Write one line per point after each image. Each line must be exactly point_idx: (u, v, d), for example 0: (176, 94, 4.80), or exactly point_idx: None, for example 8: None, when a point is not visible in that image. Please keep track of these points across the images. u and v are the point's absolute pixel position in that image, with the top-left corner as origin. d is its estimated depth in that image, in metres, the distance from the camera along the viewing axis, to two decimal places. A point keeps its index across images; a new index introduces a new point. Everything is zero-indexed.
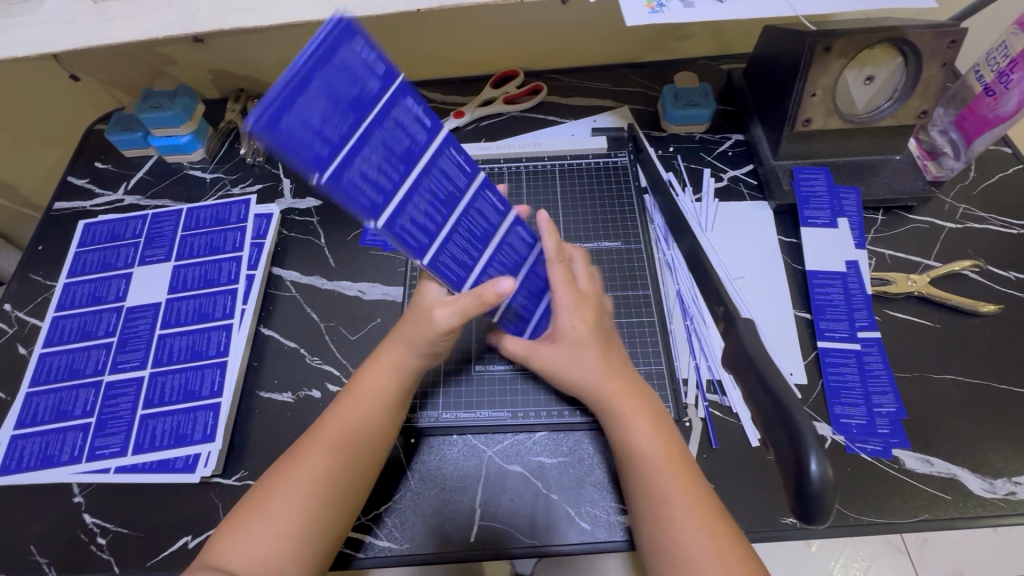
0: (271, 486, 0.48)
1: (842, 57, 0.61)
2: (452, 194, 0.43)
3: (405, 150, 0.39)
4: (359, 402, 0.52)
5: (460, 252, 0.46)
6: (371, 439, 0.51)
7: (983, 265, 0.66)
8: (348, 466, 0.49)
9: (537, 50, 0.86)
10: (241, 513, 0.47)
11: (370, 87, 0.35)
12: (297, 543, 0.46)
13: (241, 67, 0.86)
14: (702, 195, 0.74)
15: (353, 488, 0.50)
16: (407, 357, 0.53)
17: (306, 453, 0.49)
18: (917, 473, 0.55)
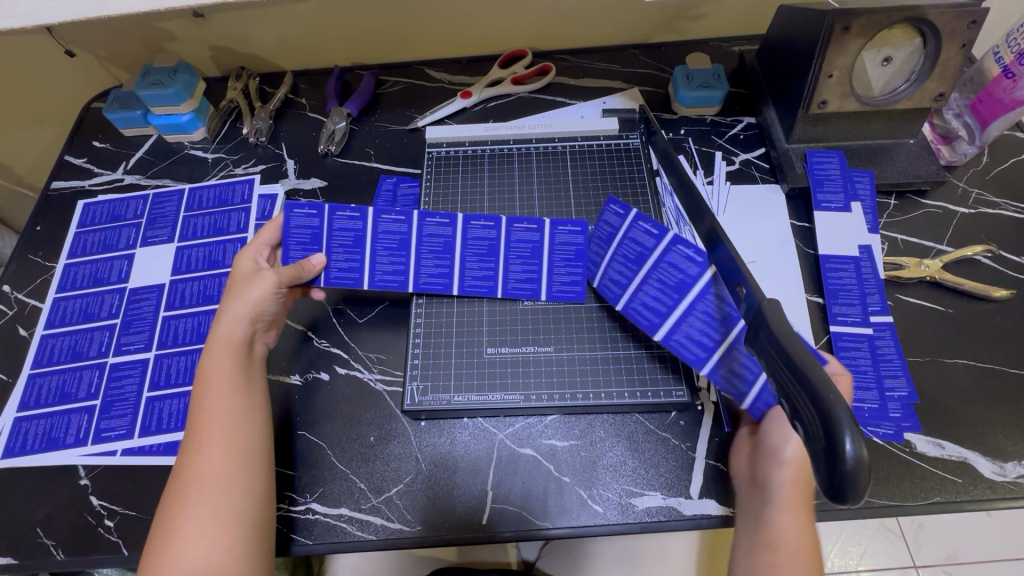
0: (173, 506, 0.46)
1: (860, 37, 0.60)
2: (355, 236, 0.60)
3: (311, 234, 0.60)
4: (206, 398, 0.51)
5: (389, 266, 0.61)
6: (242, 419, 0.50)
7: (995, 250, 0.66)
8: (236, 453, 0.48)
9: (547, 30, 0.85)
10: (154, 558, 0.44)
11: (292, 220, 0.60)
12: (219, 534, 0.45)
13: (242, 44, 0.84)
14: (714, 179, 0.73)
15: (256, 468, 0.49)
16: (235, 328, 0.55)
17: (192, 466, 0.47)
18: (928, 456, 0.55)
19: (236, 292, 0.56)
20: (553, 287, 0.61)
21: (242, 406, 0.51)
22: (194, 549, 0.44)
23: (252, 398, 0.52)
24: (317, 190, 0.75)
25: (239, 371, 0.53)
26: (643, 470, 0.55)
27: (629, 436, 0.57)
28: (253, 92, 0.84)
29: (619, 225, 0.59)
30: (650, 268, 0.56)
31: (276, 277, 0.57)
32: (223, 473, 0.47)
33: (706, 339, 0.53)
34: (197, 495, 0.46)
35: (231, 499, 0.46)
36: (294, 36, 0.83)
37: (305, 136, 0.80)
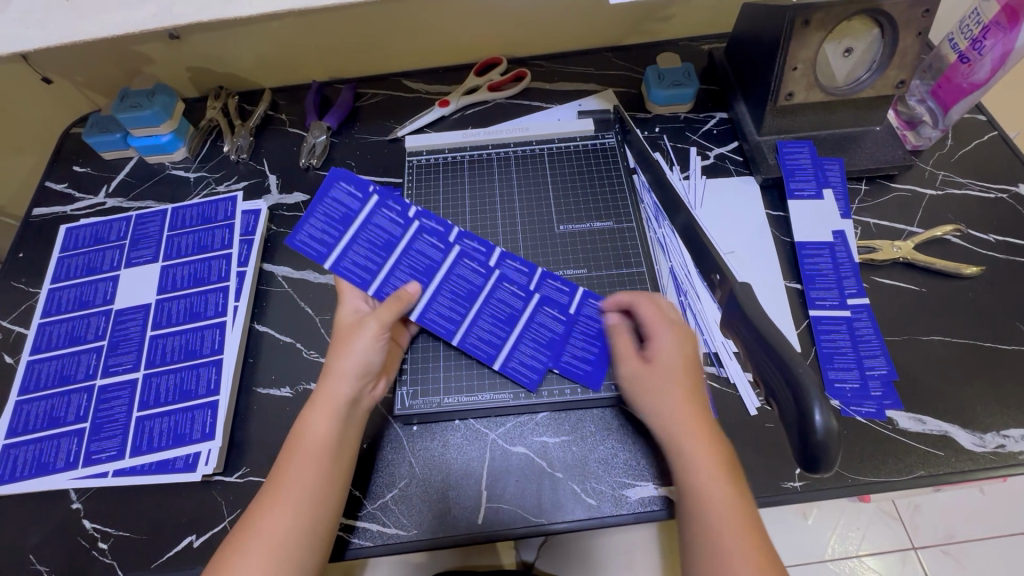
0: (228, 561, 0.45)
1: (821, 30, 0.62)
2: (469, 288, 0.62)
3: (339, 215, 0.62)
4: (292, 459, 0.49)
5: (445, 310, 0.61)
6: (320, 490, 0.48)
7: (964, 229, 0.68)
8: (304, 527, 0.46)
9: (521, 37, 0.86)
10: None
11: (432, 256, 0.63)
12: None
13: (219, 63, 0.85)
14: (690, 173, 0.74)
15: (318, 542, 0.47)
16: (340, 388, 0.52)
17: (260, 527, 0.46)
18: (909, 431, 0.56)
19: (341, 340, 0.55)
20: (511, 361, 0.59)
21: (326, 475, 0.49)
22: None
23: (336, 468, 0.50)
24: (300, 204, 0.76)
25: (332, 436, 0.50)
26: (634, 462, 0.56)
27: (618, 429, 0.57)
28: (232, 110, 0.85)
29: (440, 261, 0.63)
30: (480, 304, 0.62)
31: (382, 325, 0.55)
32: (289, 544, 0.45)
33: (535, 361, 0.59)
34: (251, 559, 0.44)
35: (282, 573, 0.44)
36: (272, 53, 0.85)
37: (286, 151, 0.81)
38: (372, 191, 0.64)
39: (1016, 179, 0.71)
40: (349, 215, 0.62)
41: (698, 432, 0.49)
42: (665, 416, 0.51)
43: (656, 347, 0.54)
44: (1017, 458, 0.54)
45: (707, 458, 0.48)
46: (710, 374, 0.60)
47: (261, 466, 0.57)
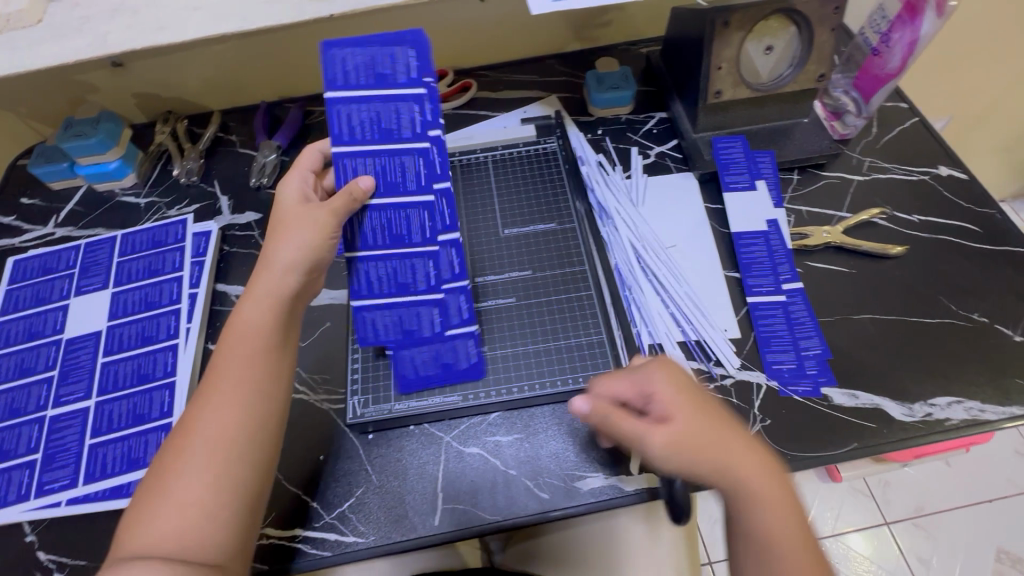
0: (170, 466, 0.45)
1: (740, 29, 0.66)
2: (400, 234, 0.56)
3: (371, 62, 0.51)
4: (228, 349, 0.49)
5: (378, 223, 0.55)
6: (267, 391, 0.49)
7: (890, 211, 0.71)
8: (246, 424, 0.47)
9: (465, 49, 0.89)
10: (140, 512, 0.43)
11: (406, 178, 0.54)
12: (207, 512, 0.43)
13: (166, 88, 0.85)
14: (632, 172, 0.77)
15: (262, 443, 0.47)
16: (285, 279, 0.51)
17: (196, 416, 0.47)
18: (843, 406, 0.59)
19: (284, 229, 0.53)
20: (361, 314, 0.59)
21: (261, 366, 0.49)
22: (179, 519, 0.42)
23: (280, 365, 0.51)
24: (252, 223, 0.77)
25: (272, 325, 0.50)
26: (585, 454, 0.57)
27: (569, 424, 0.59)
28: (181, 134, 0.85)
29: (414, 190, 0.54)
30: (397, 251, 0.56)
31: (330, 217, 0.52)
32: (227, 432, 0.46)
33: (382, 332, 0.59)
34: (196, 453, 0.45)
35: (229, 473, 0.45)
36: (219, 76, 0.85)
37: (237, 172, 0.82)
38: (429, 81, 0.53)
39: (936, 162, 0.75)
40: (386, 73, 0.52)
41: (751, 472, 0.43)
42: (735, 479, 0.43)
43: (723, 448, 0.43)
44: (944, 425, 0.57)
45: (779, 522, 0.42)
46: None
47: None
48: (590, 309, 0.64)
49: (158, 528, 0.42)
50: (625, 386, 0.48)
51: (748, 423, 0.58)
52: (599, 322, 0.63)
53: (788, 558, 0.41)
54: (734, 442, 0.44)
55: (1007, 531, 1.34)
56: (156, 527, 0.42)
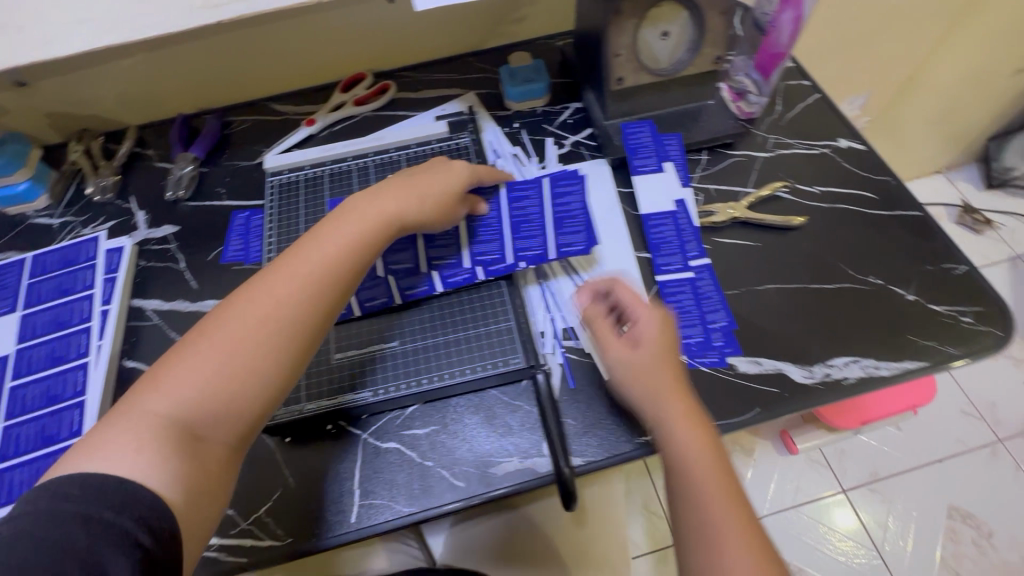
0: (221, 321, 0.49)
1: (633, 18, 0.68)
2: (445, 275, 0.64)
3: (569, 210, 0.66)
4: (325, 249, 0.54)
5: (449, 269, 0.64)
6: (315, 296, 0.52)
7: (792, 184, 0.74)
8: (287, 326, 0.50)
9: (382, 52, 0.89)
10: (181, 354, 0.48)
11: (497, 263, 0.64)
12: (232, 383, 0.47)
13: (78, 106, 0.84)
14: (547, 163, 0.78)
15: (297, 345, 0.50)
16: (368, 215, 0.57)
17: (272, 292, 0.51)
18: (748, 373, 0.60)
19: (434, 190, 0.62)
20: None
21: (344, 284, 0.54)
22: (206, 379, 0.47)
23: (339, 283, 0.54)
24: (170, 236, 0.76)
25: (367, 246, 0.56)
26: (499, 440, 0.58)
27: (484, 412, 0.60)
28: (96, 152, 0.84)
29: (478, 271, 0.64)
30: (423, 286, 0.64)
31: (420, 198, 0.61)
32: (295, 332, 0.50)
33: None
34: (236, 326, 0.49)
35: (259, 357, 0.48)
36: (133, 91, 0.85)
37: (154, 186, 0.81)
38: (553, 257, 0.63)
39: (836, 135, 0.78)
40: (565, 223, 0.65)
41: (705, 447, 0.49)
42: (681, 445, 0.50)
43: (665, 388, 0.53)
44: (842, 384, 0.59)
45: (725, 495, 0.47)
46: (569, 348, 0.63)
47: None
48: (501, 297, 0.64)
49: (186, 378, 0.46)
50: (628, 301, 0.58)
51: None
52: (509, 309, 0.63)
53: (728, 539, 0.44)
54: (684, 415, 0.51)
55: (956, 488, 1.40)
56: (189, 387, 0.46)
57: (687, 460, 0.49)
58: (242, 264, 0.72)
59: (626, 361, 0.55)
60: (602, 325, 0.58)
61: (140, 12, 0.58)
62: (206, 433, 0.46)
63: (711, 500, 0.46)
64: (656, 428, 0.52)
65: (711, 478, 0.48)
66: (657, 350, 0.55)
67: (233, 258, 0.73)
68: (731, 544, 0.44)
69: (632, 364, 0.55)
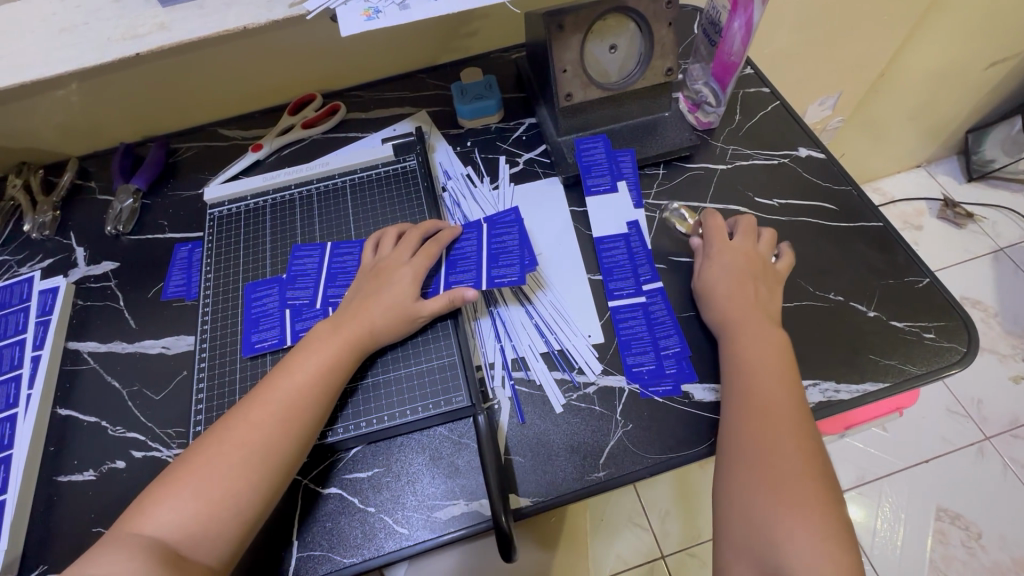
0: (204, 450, 0.50)
1: (577, 32, 0.66)
2: None
3: (507, 248, 0.64)
4: (298, 374, 0.54)
5: None
6: (292, 416, 0.52)
7: (751, 198, 0.72)
8: (265, 450, 0.50)
9: (331, 71, 0.87)
10: (164, 486, 0.49)
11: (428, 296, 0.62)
12: (212, 514, 0.47)
13: (16, 140, 0.81)
14: (499, 183, 0.75)
15: (275, 468, 0.50)
16: (343, 331, 0.57)
17: (251, 420, 0.52)
18: (703, 402, 0.58)
19: (393, 304, 0.59)
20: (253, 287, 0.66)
21: (324, 402, 0.54)
22: (189, 510, 0.47)
23: (317, 402, 0.54)
24: (109, 273, 0.73)
25: (342, 364, 0.56)
26: (444, 481, 0.56)
27: (429, 453, 0.57)
28: (35, 186, 0.81)
29: None
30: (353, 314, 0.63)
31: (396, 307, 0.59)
32: (270, 456, 0.50)
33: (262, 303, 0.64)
34: (217, 456, 0.50)
35: (236, 485, 0.48)
36: (72, 122, 0.82)
37: (95, 220, 0.78)
38: None
39: (796, 144, 0.76)
40: (500, 260, 0.63)
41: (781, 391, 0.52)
42: (759, 390, 0.53)
43: (755, 327, 0.57)
44: None
45: (790, 436, 0.50)
46: (518, 380, 0.61)
47: (62, 560, 0.54)
48: (446, 329, 0.62)
49: (170, 513, 0.47)
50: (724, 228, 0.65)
51: (610, 430, 0.57)
52: (454, 343, 0.61)
53: (794, 481, 0.47)
54: (772, 357, 0.54)
55: (944, 490, 1.38)
56: (173, 512, 0.47)
57: (754, 403, 0.52)
58: (183, 301, 0.70)
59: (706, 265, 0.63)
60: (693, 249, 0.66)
61: (51, 47, 0.56)
62: (189, 555, 0.45)
63: (781, 440, 0.49)
64: (730, 341, 0.57)
65: (778, 416, 0.51)
66: (748, 252, 0.62)
67: (174, 294, 0.70)
68: (782, 446, 0.49)
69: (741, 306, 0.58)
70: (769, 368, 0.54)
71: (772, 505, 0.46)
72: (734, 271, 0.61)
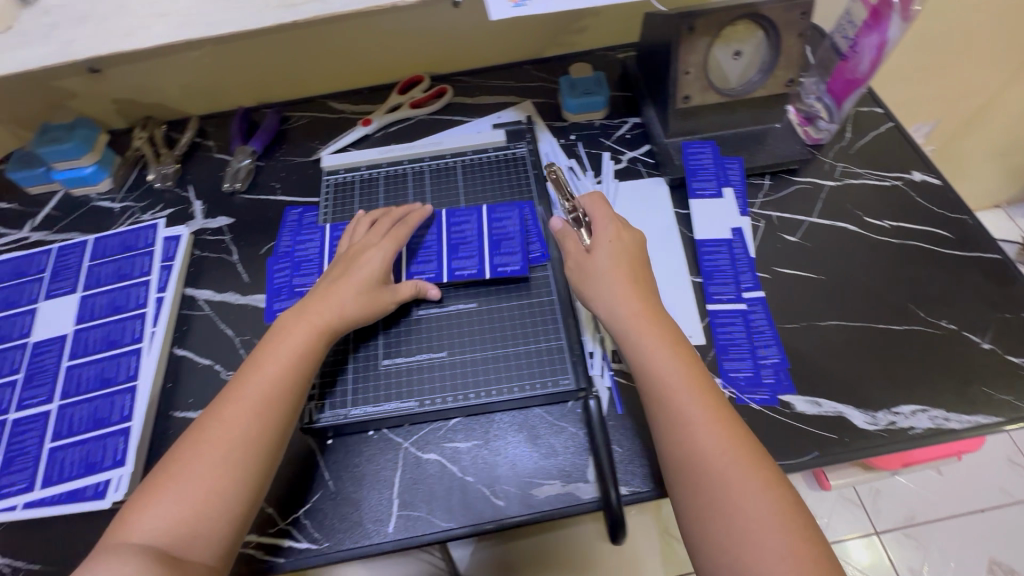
0: (185, 449, 0.50)
1: (706, 35, 0.66)
2: None
3: (505, 234, 0.68)
4: (266, 369, 0.54)
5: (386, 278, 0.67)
6: (267, 407, 0.52)
7: (860, 217, 0.71)
8: (244, 442, 0.50)
9: (441, 56, 0.89)
10: (152, 488, 0.48)
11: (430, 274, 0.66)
12: (201, 511, 0.47)
13: (144, 95, 0.86)
14: (602, 178, 0.76)
15: (257, 459, 0.50)
16: (305, 324, 0.57)
17: (222, 418, 0.51)
18: (804, 414, 0.58)
19: (362, 290, 0.60)
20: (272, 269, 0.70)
21: (295, 391, 0.54)
22: (179, 509, 0.47)
23: (289, 392, 0.53)
24: (224, 228, 0.77)
25: (310, 353, 0.56)
26: (543, 460, 0.57)
27: (528, 432, 0.58)
28: (159, 139, 0.86)
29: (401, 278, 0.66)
30: None
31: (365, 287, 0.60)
32: (248, 447, 0.50)
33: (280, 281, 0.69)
34: (199, 453, 0.49)
35: (221, 480, 0.48)
36: (198, 82, 0.86)
37: (212, 177, 0.82)
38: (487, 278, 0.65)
39: (909, 167, 0.75)
40: (499, 246, 0.67)
41: (696, 397, 0.50)
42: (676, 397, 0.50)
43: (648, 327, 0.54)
44: (907, 434, 0.56)
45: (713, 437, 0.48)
46: (618, 371, 0.62)
47: None
48: (553, 314, 0.64)
49: (160, 514, 0.46)
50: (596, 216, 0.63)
51: None
52: (560, 328, 0.63)
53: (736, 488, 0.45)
54: (683, 366, 0.52)
55: (1000, 542, 1.32)
56: (157, 518, 0.46)
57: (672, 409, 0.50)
58: None
59: (589, 270, 0.59)
60: (574, 244, 0.63)
61: (215, 9, 0.59)
62: (183, 555, 0.45)
63: (710, 449, 0.47)
64: (636, 358, 0.54)
65: (708, 423, 0.48)
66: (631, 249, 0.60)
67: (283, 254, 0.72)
68: (732, 470, 0.46)
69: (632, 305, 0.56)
70: (681, 384, 0.51)
71: (740, 537, 0.43)
72: (614, 269, 0.58)
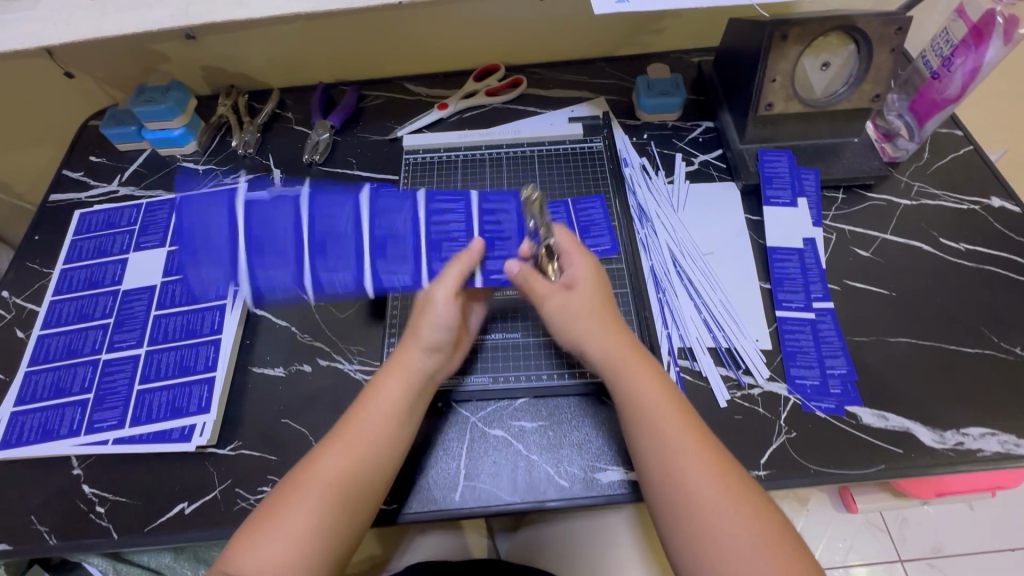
0: (284, 494, 0.50)
1: (798, 44, 0.66)
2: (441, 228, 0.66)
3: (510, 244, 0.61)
4: (367, 424, 0.53)
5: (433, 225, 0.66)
6: (373, 456, 0.52)
7: (935, 238, 0.70)
8: (337, 493, 0.50)
9: (518, 46, 0.91)
10: (251, 531, 0.48)
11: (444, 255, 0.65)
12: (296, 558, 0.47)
13: (231, 63, 0.89)
14: (674, 178, 0.77)
15: (349, 511, 0.50)
16: (400, 379, 0.56)
17: (317, 461, 0.52)
18: (870, 427, 0.58)
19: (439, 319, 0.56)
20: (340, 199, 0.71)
21: (395, 445, 0.54)
22: (278, 549, 0.47)
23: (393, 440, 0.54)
24: None
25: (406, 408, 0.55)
26: (608, 446, 0.58)
27: (594, 417, 0.60)
28: (242, 108, 0.89)
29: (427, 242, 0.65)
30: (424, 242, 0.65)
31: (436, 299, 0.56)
32: (344, 497, 0.50)
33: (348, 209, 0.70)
34: (295, 499, 0.49)
35: (313, 530, 0.48)
36: (282, 55, 0.89)
37: (291, 148, 0.85)
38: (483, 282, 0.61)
39: (988, 192, 0.74)
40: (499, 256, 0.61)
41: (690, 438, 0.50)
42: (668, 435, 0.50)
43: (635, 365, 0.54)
44: (975, 455, 0.56)
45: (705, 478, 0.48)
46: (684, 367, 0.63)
47: (253, 441, 0.60)
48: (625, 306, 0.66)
49: (260, 552, 0.47)
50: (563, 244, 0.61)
51: (774, 433, 0.58)
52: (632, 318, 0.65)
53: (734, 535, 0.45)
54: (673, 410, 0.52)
55: None
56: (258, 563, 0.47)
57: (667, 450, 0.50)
58: None
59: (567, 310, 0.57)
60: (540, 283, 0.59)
61: None
62: None
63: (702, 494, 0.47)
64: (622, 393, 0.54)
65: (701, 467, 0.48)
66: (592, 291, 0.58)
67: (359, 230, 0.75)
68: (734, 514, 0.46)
69: (619, 348, 0.55)
70: (658, 410, 0.52)
71: (731, 559, 0.45)
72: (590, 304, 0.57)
